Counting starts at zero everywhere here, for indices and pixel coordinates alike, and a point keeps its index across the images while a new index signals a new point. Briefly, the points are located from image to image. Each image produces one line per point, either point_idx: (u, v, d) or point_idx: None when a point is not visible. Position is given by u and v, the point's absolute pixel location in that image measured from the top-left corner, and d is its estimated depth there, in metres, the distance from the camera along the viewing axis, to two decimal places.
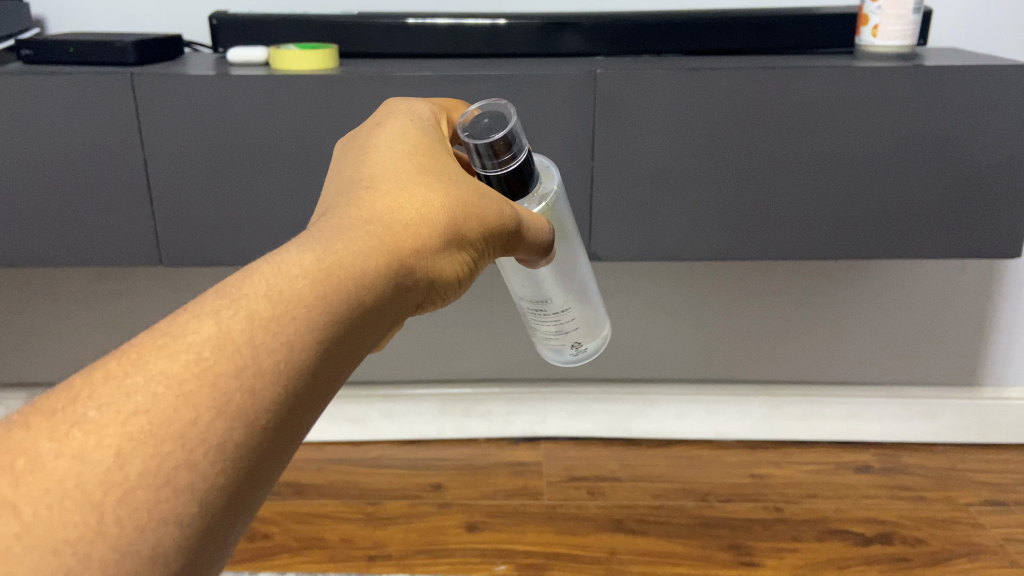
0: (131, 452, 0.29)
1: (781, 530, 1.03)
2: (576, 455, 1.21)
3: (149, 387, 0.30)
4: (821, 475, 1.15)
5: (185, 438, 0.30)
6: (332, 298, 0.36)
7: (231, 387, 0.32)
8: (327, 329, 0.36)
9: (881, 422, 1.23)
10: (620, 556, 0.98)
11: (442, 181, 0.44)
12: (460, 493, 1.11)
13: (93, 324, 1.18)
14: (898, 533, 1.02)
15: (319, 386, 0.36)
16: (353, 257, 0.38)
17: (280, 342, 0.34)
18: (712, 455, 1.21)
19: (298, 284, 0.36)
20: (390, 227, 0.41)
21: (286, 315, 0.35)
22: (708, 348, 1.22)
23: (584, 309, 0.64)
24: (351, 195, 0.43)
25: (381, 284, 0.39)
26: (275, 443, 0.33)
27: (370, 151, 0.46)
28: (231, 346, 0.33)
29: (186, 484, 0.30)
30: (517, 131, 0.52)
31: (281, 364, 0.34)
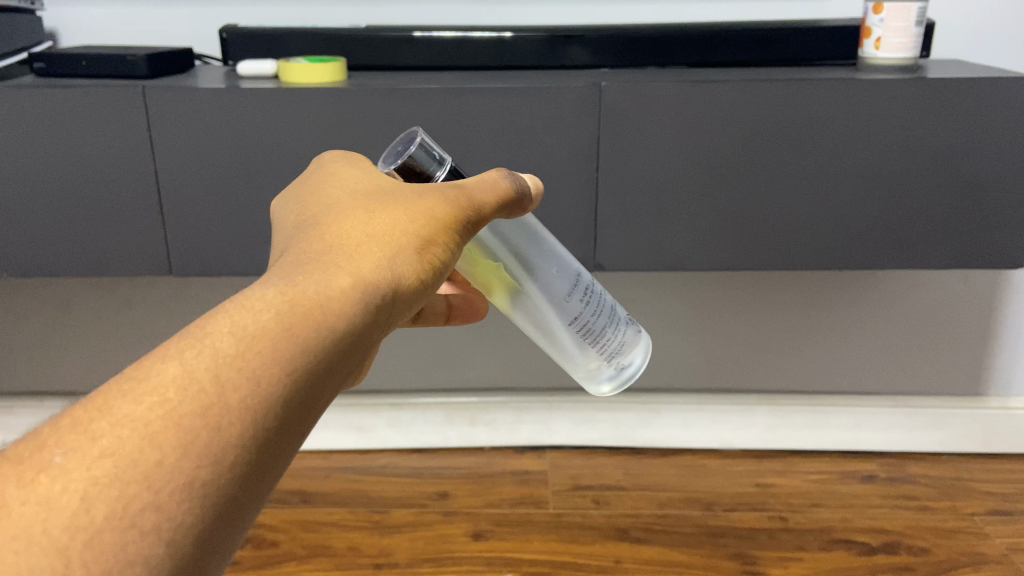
0: (96, 496, 0.30)
1: (786, 539, 1.03)
2: (581, 465, 1.21)
3: (113, 430, 0.32)
4: (826, 485, 1.15)
5: (151, 479, 0.31)
6: (300, 328, 0.38)
7: (197, 425, 0.33)
8: (298, 353, 0.37)
9: (886, 432, 1.23)
10: (625, 565, 0.99)
11: (386, 197, 0.46)
12: (465, 502, 1.12)
13: (102, 333, 1.19)
14: (903, 543, 1.02)
15: (293, 416, 0.37)
16: (317, 287, 0.39)
17: (246, 376, 0.35)
18: (717, 465, 1.21)
19: (262, 319, 0.37)
20: (349, 254, 0.42)
21: (251, 349, 0.36)
22: (712, 359, 1.23)
23: (608, 328, 0.60)
24: (301, 235, 0.44)
25: (352, 308, 0.40)
26: (247, 479, 0.34)
27: (308, 198, 0.48)
28: (195, 384, 0.34)
29: (153, 526, 0.31)
30: (422, 155, 0.51)
31: (248, 399, 0.35)
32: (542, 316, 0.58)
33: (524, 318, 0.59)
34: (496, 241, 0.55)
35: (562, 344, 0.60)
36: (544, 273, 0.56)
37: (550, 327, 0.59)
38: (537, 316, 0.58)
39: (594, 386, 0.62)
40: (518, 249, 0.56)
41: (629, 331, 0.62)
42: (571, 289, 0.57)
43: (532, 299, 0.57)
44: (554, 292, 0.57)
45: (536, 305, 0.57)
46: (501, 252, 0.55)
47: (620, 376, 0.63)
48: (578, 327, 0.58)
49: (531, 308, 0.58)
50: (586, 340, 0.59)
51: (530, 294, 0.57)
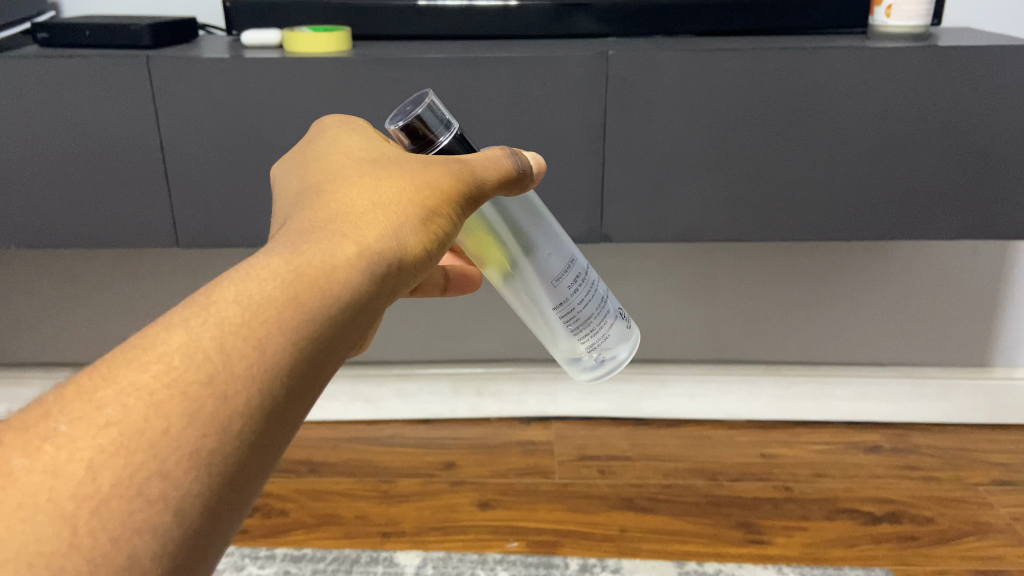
0: (102, 464, 0.30)
1: (791, 508, 1.03)
2: (585, 436, 1.22)
3: (119, 399, 0.31)
4: (830, 455, 1.16)
5: (157, 448, 0.31)
6: (304, 298, 0.37)
7: (203, 394, 0.32)
8: (304, 322, 0.36)
9: (891, 402, 1.23)
10: (630, 534, 1.00)
11: (392, 165, 0.45)
12: (472, 471, 1.13)
13: (110, 304, 1.20)
14: (907, 512, 1.02)
15: (300, 388, 0.36)
16: (322, 255, 0.38)
17: (252, 346, 0.34)
18: (721, 435, 1.22)
19: (267, 288, 0.36)
20: (354, 222, 0.41)
21: (257, 319, 0.35)
22: (719, 330, 1.22)
23: (596, 317, 0.59)
24: (306, 203, 0.43)
25: (358, 277, 0.39)
26: (254, 450, 0.33)
27: (311, 166, 0.47)
28: (200, 353, 0.33)
29: (160, 494, 0.30)
30: (429, 119, 0.50)
31: (254, 368, 0.34)
32: (532, 296, 0.57)
33: (511, 294, 0.58)
34: (489, 207, 0.54)
35: (548, 328, 0.60)
36: (540, 255, 0.56)
37: (538, 310, 0.58)
38: (528, 297, 0.58)
39: (577, 372, 0.62)
40: (516, 225, 0.55)
41: (617, 323, 0.62)
42: (562, 274, 0.57)
43: (524, 280, 0.56)
44: (545, 274, 0.56)
45: (528, 286, 0.57)
46: (496, 222, 0.54)
47: (602, 367, 0.62)
48: (564, 312, 0.58)
49: (522, 288, 0.57)
50: (571, 326, 0.59)
51: (523, 275, 0.56)
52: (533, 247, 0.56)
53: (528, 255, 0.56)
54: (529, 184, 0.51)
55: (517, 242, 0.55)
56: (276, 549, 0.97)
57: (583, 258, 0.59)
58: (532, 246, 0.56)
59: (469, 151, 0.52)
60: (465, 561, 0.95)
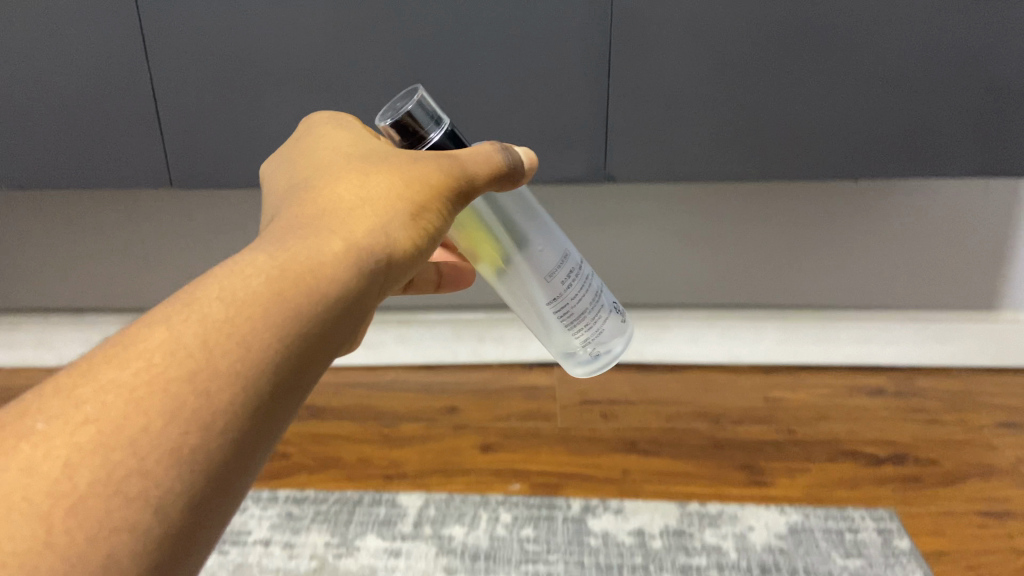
0: (79, 462, 0.30)
1: (794, 451, 1.03)
2: (588, 381, 1.22)
3: (99, 398, 0.32)
4: (834, 398, 1.15)
5: (136, 446, 0.31)
6: (290, 294, 0.38)
7: (185, 392, 0.33)
8: (292, 318, 0.38)
9: (898, 345, 1.22)
10: (633, 476, 0.99)
11: (379, 163, 0.46)
12: (474, 415, 1.12)
13: (107, 248, 1.18)
14: (910, 455, 1.02)
15: (287, 382, 0.37)
16: (307, 251, 0.40)
17: (236, 342, 0.36)
18: (725, 379, 1.21)
19: (252, 284, 0.38)
20: (341, 220, 0.43)
21: (241, 315, 0.36)
22: (723, 272, 1.21)
23: (590, 312, 0.60)
24: (296, 203, 0.45)
25: (343, 274, 0.40)
26: (238, 446, 0.34)
27: (303, 162, 0.49)
28: (183, 350, 0.34)
29: (139, 491, 0.31)
30: (419, 114, 0.52)
31: (238, 365, 0.35)
32: (525, 292, 0.58)
33: (505, 290, 0.59)
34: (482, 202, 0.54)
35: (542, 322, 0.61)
36: (533, 252, 0.56)
37: (532, 306, 0.59)
38: (521, 293, 0.58)
39: (569, 364, 0.64)
40: (508, 221, 0.56)
41: (609, 316, 0.63)
42: (555, 270, 0.57)
43: (518, 277, 0.57)
44: (539, 272, 0.57)
45: (521, 284, 0.58)
46: (490, 219, 0.55)
47: (595, 361, 0.63)
48: (559, 308, 0.59)
49: (516, 284, 0.58)
50: (565, 320, 0.60)
51: (516, 271, 0.57)
52: (526, 243, 0.56)
53: (521, 252, 0.56)
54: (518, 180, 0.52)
55: (510, 239, 0.56)
56: (277, 492, 0.96)
57: (576, 252, 0.60)
58: (526, 243, 0.56)
59: (459, 146, 0.53)
60: (467, 502, 0.94)
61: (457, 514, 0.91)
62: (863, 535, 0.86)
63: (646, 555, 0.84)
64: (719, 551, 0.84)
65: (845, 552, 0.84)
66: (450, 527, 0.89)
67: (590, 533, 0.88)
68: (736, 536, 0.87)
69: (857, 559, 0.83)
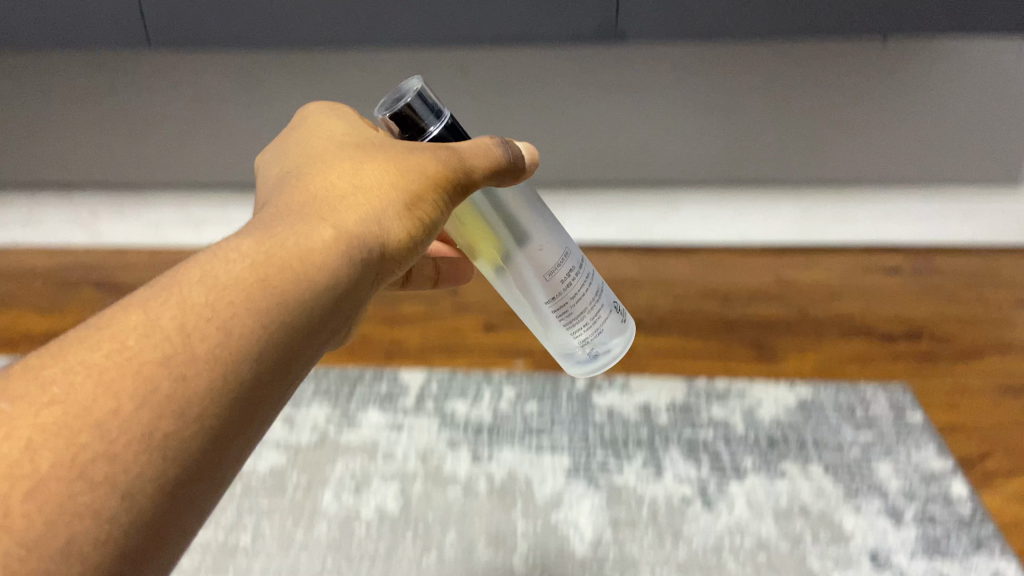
0: (42, 444, 0.28)
1: (806, 328, 1.01)
2: (595, 261, 1.18)
3: (67, 379, 0.30)
4: (848, 278, 1.12)
5: (103, 428, 0.29)
6: (276, 279, 0.36)
7: (160, 375, 0.31)
8: (278, 310, 0.36)
9: (918, 223, 1.19)
10: (639, 352, 0.97)
11: (374, 149, 0.45)
12: (478, 296, 1.09)
13: (87, 124, 1.12)
14: (926, 331, 0.99)
15: (264, 379, 0.35)
16: (293, 238, 0.38)
17: (216, 327, 0.33)
18: (737, 260, 1.18)
19: (236, 269, 0.36)
20: (335, 211, 0.41)
21: (222, 300, 0.34)
22: (740, 147, 1.15)
23: (592, 313, 0.55)
24: (288, 189, 0.43)
25: (333, 264, 0.39)
26: (216, 435, 0.32)
27: (291, 150, 0.48)
28: (158, 334, 0.32)
29: (105, 476, 0.28)
30: (419, 106, 0.46)
31: (216, 350, 0.33)
32: (522, 289, 0.53)
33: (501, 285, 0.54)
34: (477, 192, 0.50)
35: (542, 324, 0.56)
36: (531, 246, 0.51)
37: (529, 306, 0.54)
38: (519, 292, 0.54)
39: (570, 368, 0.59)
40: (506, 211, 0.51)
41: (615, 323, 0.57)
42: (556, 268, 0.52)
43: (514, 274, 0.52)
44: (537, 271, 0.52)
45: (518, 281, 0.53)
46: (484, 210, 0.50)
47: (597, 364, 0.58)
48: (559, 307, 0.54)
49: (513, 282, 0.53)
50: (564, 321, 0.55)
51: (512, 266, 0.52)
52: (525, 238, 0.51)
53: (518, 246, 0.51)
54: (518, 175, 0.49)
55: (507, 231, 0.51)
56: None
57: (579, 248, 0.54)
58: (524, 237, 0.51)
59: (461, 136, 0.49)
60: (470, 379, 0.91)
61: (459, 391, 0.89)
62: (875, 409, 0.84)
63: (653, 429, 0.82)
64: (727, 426, 0.82)
65: (856, 425, 0.82)
66: (452, 402, 0.87)
67: (595, 408, 0.86)
68: (744, 411, 0.85)
69: (869, 433, 0.81)
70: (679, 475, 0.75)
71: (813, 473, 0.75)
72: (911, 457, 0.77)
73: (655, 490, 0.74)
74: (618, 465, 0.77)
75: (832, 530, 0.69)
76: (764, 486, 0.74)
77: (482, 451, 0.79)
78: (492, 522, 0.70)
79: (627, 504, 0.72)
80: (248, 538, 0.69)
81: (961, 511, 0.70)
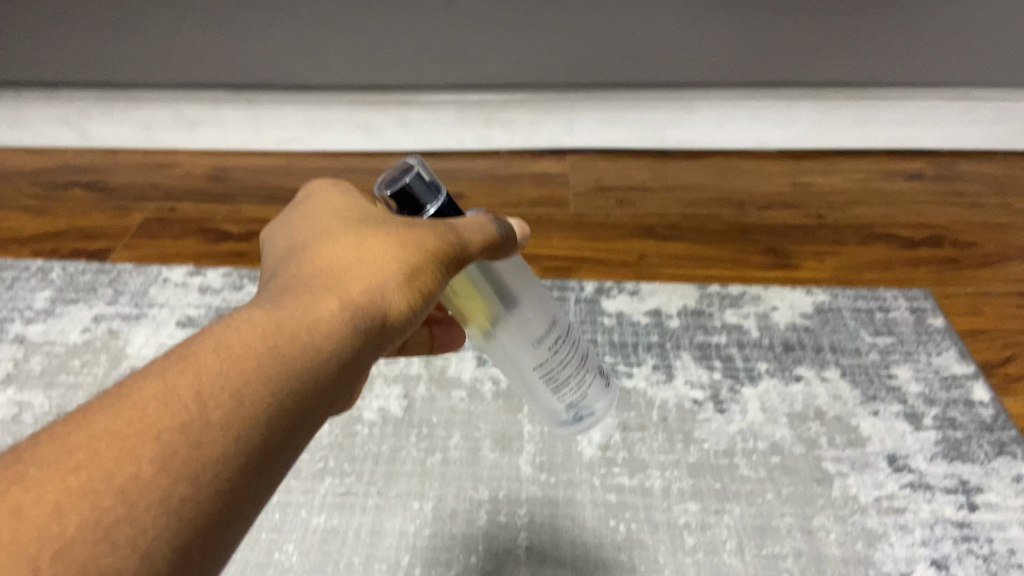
0: (69, 507, 0.26)
1: (823, 235, 0.97)
2: (605, 167, 1.14)
3: (89, 443, 0.27)
4: (868, 184, 1.08)
5: (126, 491, 0.27)
6: (288, 349, 0.33)
7: (178, 442, 0.28)
8: (287, 379, 0.32)
9: (941, 128, 1.14)
10: (650, 260, 0.93)
11: (376, 220, 0.41)
12: (482, 202, 1.05)
13: (54, 18, 1.03)
14: (948, 238, 0.96)
15: (277, 452, 0.31)
16: (302, 309, 0.35)
17: (231, 396, 0.30)
18: (752, 166, 1.13)
19: (247, 338, 0.32)
20: (342, 278, 0.37)
21: (233, 368, 0.31)
22: (766, 46, 1.04)
23: (573, 374, 0.54)
24: (294, 262, 0.39)
25: (342, 338, 0.35)
26: (229, 509, 0.29)
27: (285, 222, 0.44)
28: (175, 401, 0.29)
29: (127, 540, 0.26)
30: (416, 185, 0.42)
31: (231, 421, 0.30)
32: (505, 355, 0.51)
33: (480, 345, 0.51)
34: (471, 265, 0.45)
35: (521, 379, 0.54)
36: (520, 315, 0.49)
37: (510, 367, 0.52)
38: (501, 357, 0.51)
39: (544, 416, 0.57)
40: (501, 285, 0.47)
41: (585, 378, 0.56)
42: (543, 337, 0.50)
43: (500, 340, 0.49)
44: (523, 339, 0.49)
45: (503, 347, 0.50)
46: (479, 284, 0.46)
47: (572, 416, 0.57)
48: (543, 370, 0.52)
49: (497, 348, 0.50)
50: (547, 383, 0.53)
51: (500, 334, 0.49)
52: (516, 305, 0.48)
53: (508, 314, 0.48)
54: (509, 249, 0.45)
55: (499, 300, 0.48)
56: None
57: (562, 313, 0.52)
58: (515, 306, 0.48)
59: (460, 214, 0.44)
60: None
61: None
62: (895, 314, 0.82)
63: (664, 334, 0.79)
64: (740, 330, 0.80)
65: (874, 330, 0.79)
66: None
67: (603, 312, 0.83)
68: (758, 316, 0.82)
69: (887, 338, 0.78)
70: (690, 380, 0.73)
71: (830, 377, 0.73)
72: (931, 361, 0.75)
73: (666, 394, 0.71)
74: (628, 370, 0.74)
75: (849, 433, 0.67)
76: (778, 389, 0.72)
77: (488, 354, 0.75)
78: (498, 425, 0.67)
79: (637, 407, 0.70)
80: None
81: (982, 415, 0.68)
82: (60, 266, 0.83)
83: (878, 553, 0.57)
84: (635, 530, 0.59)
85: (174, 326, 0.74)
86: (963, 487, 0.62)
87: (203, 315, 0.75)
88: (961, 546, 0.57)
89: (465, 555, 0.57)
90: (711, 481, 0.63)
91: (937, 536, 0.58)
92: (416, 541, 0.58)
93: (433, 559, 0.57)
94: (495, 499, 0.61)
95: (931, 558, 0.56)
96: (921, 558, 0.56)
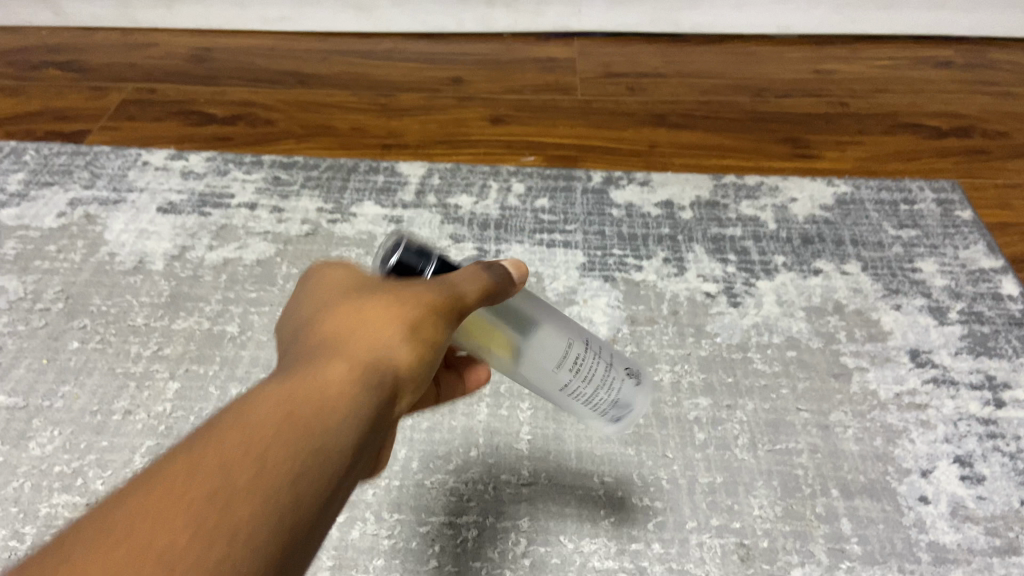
0: None
1: (846, 124, 0.91)
2: (615, 52, 1.07)
3: (110, 534, 0.23)
4: (894, 72, 1.01)
5: None
6: (309, 419, 0.28)
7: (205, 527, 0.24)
8: (310, 463, 0.27)
9: (973, 12, 1.06)
10: (661, 149, 0.87)
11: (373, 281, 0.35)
12: (482, 88, 0.98)
13: None
14: (977, 128, 0.90)
15: (311, 531, 0.27)
16: (318, 379, 0.30)
17: (255, 467, 0.26)
18: (771, 52, 1.06)
19: (261, 408, 0.28)
20: (347, 342, 0.32)
21: (254, 443, 0.27)
22: None
23: (606, 389, 0.44)
24: (291, 337, 0.34)
25: (362, 406, 0.30)
26: None
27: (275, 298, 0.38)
28: (198, 480, 0.25)
29: None
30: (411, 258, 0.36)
31: (262, 493, 0.26)
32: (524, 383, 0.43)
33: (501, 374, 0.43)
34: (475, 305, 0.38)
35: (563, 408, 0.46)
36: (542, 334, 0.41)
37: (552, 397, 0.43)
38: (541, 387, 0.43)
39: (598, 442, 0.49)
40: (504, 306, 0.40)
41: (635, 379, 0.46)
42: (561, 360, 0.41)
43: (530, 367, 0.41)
44: (546, 366, 0.41)
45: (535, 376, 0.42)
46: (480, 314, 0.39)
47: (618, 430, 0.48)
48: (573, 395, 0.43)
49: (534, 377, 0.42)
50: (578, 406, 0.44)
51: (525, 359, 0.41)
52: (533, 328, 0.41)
53: (524, 337, 0.40)
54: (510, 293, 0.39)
55: (511, 328, 0.40)
56: (263, 158, 0.79)
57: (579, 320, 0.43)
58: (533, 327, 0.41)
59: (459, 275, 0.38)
60: (475, 173, 0.81)
61: (463, 185, 0.79)
62: (921, 206, 0.77)
63: (676, 226, 0.75)
64: (757, 222, 0.75)
65: (899, 223, 0.75)
66: (455, 196, 0.77)
67: (612, 203, 0.77)
68: (776, 208, 0.77)
69: (912, 231, 0.74)
70: (703, 273, 0.69)
71: (850, 271, 0.69)
72: (958, 255, 0.71)
73: (677, 287, 0.68)
74: (637, 263, 0.70)
75: (870, 328, 0.63)
76: (795, 282, 0.68)
77: (489, 246, 0.71)
78: None
79: (647, 300, 0.66)
80: (235, 328, 0.60)
81: (1010, 311, 0.65)
82: (33, 149, 0.78)
83: (898, 450, 0.54)
84: (643, 425, 0.56)
85: (154, 212, 0.70)
86: (990, 383, 0.59)
87: (185, 202, 0.72)
88: (986, 443, 0.54)
89: (464, 449, 0.54)
90: (724, 376, 0.59)
91: (961, 433, 0.55)
92: (412, 435, 0.54)
93: (430, 453, 0.53)
94: (497, 393, 0.57)
95: (954, 455, 0.54)
96: (944, 454, 0.54)
